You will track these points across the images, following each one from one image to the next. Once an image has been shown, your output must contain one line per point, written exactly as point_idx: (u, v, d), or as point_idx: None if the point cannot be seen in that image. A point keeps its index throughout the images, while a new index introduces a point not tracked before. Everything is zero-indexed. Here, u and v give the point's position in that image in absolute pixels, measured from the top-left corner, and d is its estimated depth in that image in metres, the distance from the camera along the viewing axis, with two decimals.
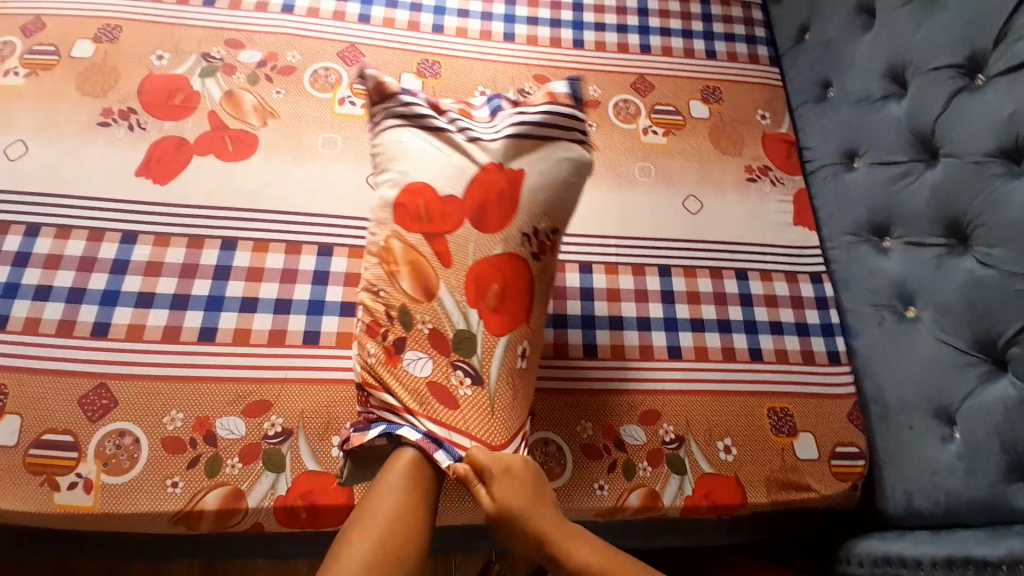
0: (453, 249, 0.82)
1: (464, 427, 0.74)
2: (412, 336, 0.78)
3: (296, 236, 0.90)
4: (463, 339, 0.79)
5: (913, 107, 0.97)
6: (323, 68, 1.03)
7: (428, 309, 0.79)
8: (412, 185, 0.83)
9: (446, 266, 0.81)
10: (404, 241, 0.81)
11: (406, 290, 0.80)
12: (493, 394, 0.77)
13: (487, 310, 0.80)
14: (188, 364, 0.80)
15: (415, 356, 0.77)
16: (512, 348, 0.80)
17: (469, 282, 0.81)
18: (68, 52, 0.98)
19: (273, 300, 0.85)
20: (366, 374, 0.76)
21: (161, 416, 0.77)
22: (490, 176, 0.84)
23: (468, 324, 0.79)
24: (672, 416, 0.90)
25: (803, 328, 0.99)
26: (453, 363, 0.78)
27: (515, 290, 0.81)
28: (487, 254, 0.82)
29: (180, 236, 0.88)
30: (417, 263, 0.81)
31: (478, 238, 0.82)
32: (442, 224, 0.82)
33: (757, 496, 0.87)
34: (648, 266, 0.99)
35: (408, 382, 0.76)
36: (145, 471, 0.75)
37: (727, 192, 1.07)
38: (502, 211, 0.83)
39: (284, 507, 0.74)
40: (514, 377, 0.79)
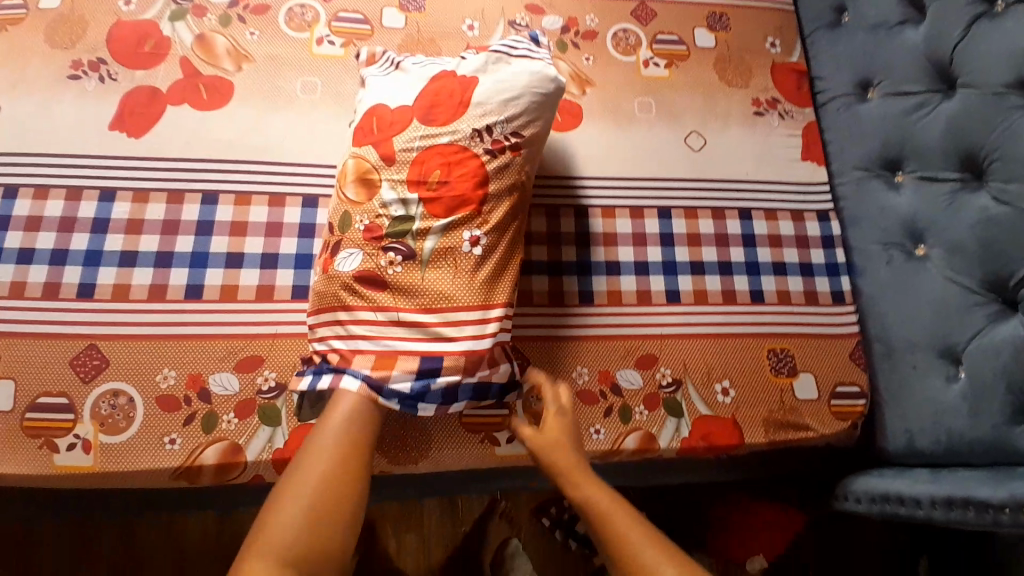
0: (397, 149, 0.78)
1: (393, 304, 0.74)
2: (349, 235, 0.77)
3: (278, 187, 0.87)
4: (402, 226, 0.76)
5: (932, 36, 0.94)
6: (299, 6, 0.97)
7: (368, 208, 0.77)
8: (370, 109, 0.83)
9: (389, 165, 0.78)
10: (355, 158, 0.80)
11: (351, 199, 0.79)
12: (427, 268, 0.75)
13: (428, 193, 0.76)
14: (178, 324, 0.80)
15: (347, 254, 0.76)
16: (452, 234, 0.76)
17: (413, 170, 0.77)
18: (36, 3, 0.93)
19: (259, 255, 0.84)
20: (316, 285, 0.78)
21: (154, 375, 0.78)
22: (444, 82, 0.81)
23: (407, 211, 0.76)
24: (670, 360, 0.89)
25: (806, 268, 0.97)
26: (383, 247, 0.75)
27: (461, 177, 0.77)
28: (432, 144, 0.78)
29: (158, 192, 0.86)
30: (363, 174, 0.79)
31: (423, 131, 0.78)
32: (390, 133, 0.79)
33: (755, 437, 0.87)
34: (646, 209, 0.96)
35: (339, 278, 0.75)
36: (141, 430, 0.76)
37: (730, 127, 1.02)
38: (450, 106, 0.79)
39: (282, 459, 0.76)
40: (457, 264, 0.76)
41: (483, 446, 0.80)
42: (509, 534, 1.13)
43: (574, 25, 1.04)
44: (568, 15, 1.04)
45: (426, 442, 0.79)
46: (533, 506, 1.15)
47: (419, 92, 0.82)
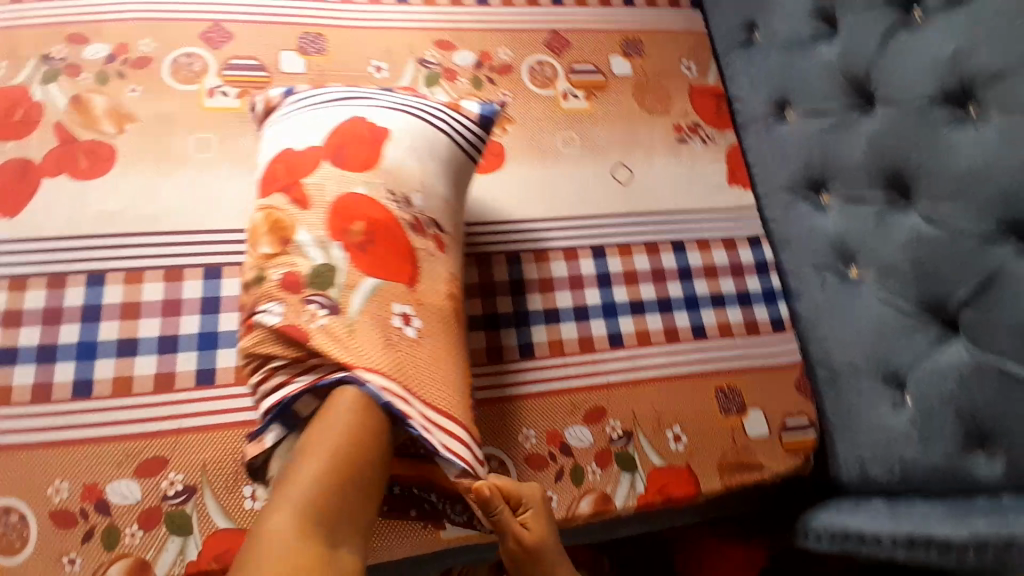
0: (309, 192, 0.72)
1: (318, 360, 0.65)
2: (265, 291, 0.67)
3: (174, 259, 0.79)
4: (323, 277, 0.68)
5: (845, 48, 0.90)
6: (184, 56, 0.87)
7: (286, 259, 0.69)
8: (276, 153, 0.75)
9: (304, 209, 0.71)
10: (263, 208, 0.72)
11: (264, 251, 0.69)
12: (353, 325, 0.67)
13: (352, 246, 0.70)
14: (70, 423, 0.71)
15: (264, 310, 0.66)
16: (382, 296, 0.69)
17: (333, 221, 0.70)
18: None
19: (156, 338, 0.75)
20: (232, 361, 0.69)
21: (45, 487, 0.69)
22: (353, 129, 0.76)
23: (330, 259, 0.69)
24: (618, 411, 0.85)
25: (745, 298, 0.95)
26: (304, 300, 0.66)
27: (386, 232, 0.71)
28: (349, 193, 0.72)
29: (38, 277, 0.76)
30: (275, 221, 0.71)
31: (335, 176, 0.73)
32: (298, 176, 0.73)
33: (712, 484, 0.84)
34: (579, 249, 0.92)
35: (256, 338, 0.66)
36: (37, 552, 0.68)
37: (658, 155, 0.99)
38: (362, 155, 0.74)
39: (197, 571, 0.68)
40: (389, 337, 0.67)
41: (427, 530, 0.75)
42: None
43: (488, 60, 0.97)
44: (481, 50, 0.98)
45: None
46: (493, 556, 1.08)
47: (327, 132, 0.76)
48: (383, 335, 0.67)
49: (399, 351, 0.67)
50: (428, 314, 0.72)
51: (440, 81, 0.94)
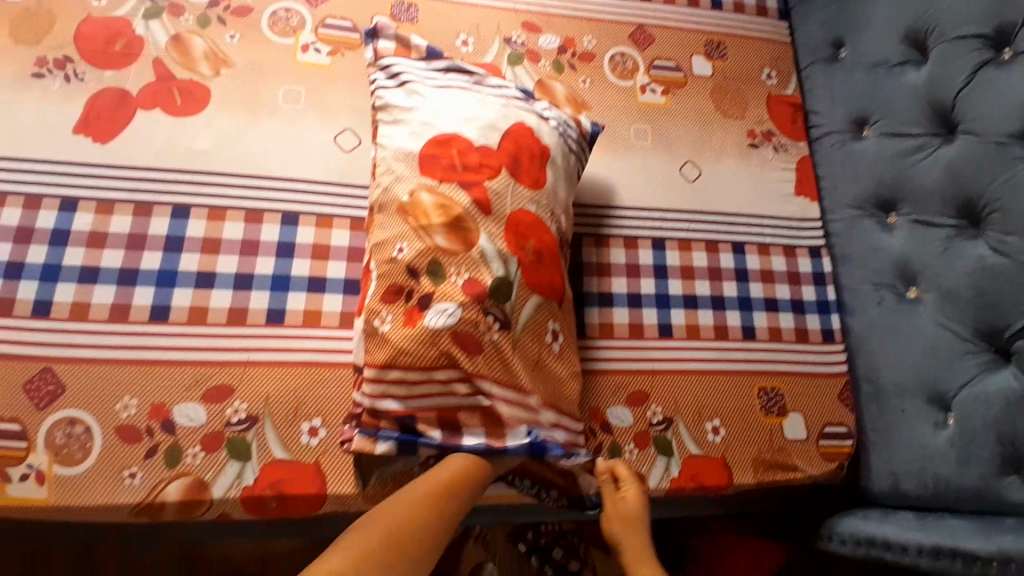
0: (490, 195, 0.78)
1: (486, 373, 0.73)
2: (445, 289, 0.73)
3: (256, 202, 0.82)
4: (503, 290, 0.75)
5: (933, 77, 0.92)
6: (284, 10, 0.91)
7: (465, 260, 0.74)
8: (442, 136, 0.80)
9: (485, 214, 0.77)
10: (435, 194, 0.76)
11: (440, 244, 0.74)
12: (519, 339, 0.75)
13: (525, 262, 0.77)
14: (140, 348, 0.74)
15: (441, 310, 0.72)
16: (544, 313, 0.78)
17: (510, 233, 0.77)
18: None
19: (233, 275, 0.79)
20: (387, 338, 0.72)
21: (113, 404, 0.72)
22: (521, 138, 0.82)
23: (507, 271, 0.75)
24: (661, 397, 0.86)
25: (798, 305, 0.96)
26: (484, 310, 0.73)
27: (550, 254, 0.80)
28: (523, 209, 0.79)
29: (125, 204, 0.79)
30: (452, 217, 0.76)
31: (512, 188, 0.79)
32: (476, 174, 0.78)
33: (745, 478, 0.85)
34: (640, 240, 0.93)
35: (430, 338, 0.71)
36: (99, 463, 0.71)
37: (726, 157, 1.01)
38: (533, 173, 0.81)
39: (252, 496, 0.71)
40: (543, 350, 0.78)
41: None
42: (483, 558, 1.09)
43: (571, 45, 1.01)
44: (565, 36, 1.01)
45: None
46: (508, 531, 1.12)
47: (498, 135, 0.81)
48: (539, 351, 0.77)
49: (550, 367, 0.78)
50: (567, 327, 0.82)
51: (522, 61, 0.98)
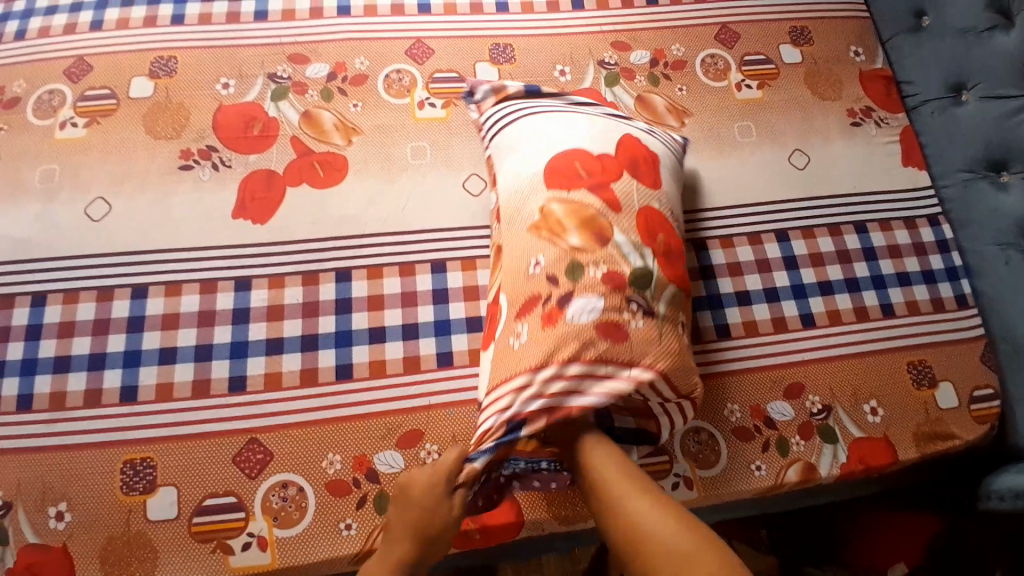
0: (619, 196, 0.79)
1: (633, 356, 0.72)
2: (585, 283, 0.74)
3: (407, 256, 0.88)
4: (644, 278, 0.75)
5: None
6: (395, 71, 0.97)
7: (603, 255, 0.75)
8: (567, 151, 0.81)
9: (617, 213, 0.78)
10: (566, 204, 0.78)
11: (575, 244, 0.75)
12: (662, 327, 0.75)
13: (658, 251, 0.78)
14: (332, 406, 0.81)
15: (584, 303, 0.73)
16: (676, 303, 0.78)
17: (643, 228, 0.78)
18: (125, 93, 0.94)
19: (401, 326, 0.85)
20: (532, 342, 0.72)
21: (320, 462, 0.79)
22: (635, 145, 0.84)
23: (644, 262, 0.76)
24: (816, 386, 0.88)
25: (929, 275, 0.97)
26: (625, 296, 0.74)
27: (675, 242, 0.80)
28: (649, 206, 0.80)
29: (293, 276, 0.86)
30: (586, 218, 0.77)
31: (638, 188, 0.80)
32: (603, 180, 0.79)
33: (908, 453, 0.87)
34: (764, 234, 0.96)
35: (578, 330, 0.71)
36: (316, 519, 0.77)
37: (833, 140, 1.02)
38: (651, 173, 0.83)
39: (458, 532, 0.78)
40: (681, 340, 0.77)
41: None
42: None
43: (662, 57, 1.03)
44: (654, 48, 1.04)
45: None
46: None
47: (612, 143, 0.83)
48: (677, 340, 0.77)
49: (688, 356, 0.78)
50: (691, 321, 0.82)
51: (619, 80, 1.00)
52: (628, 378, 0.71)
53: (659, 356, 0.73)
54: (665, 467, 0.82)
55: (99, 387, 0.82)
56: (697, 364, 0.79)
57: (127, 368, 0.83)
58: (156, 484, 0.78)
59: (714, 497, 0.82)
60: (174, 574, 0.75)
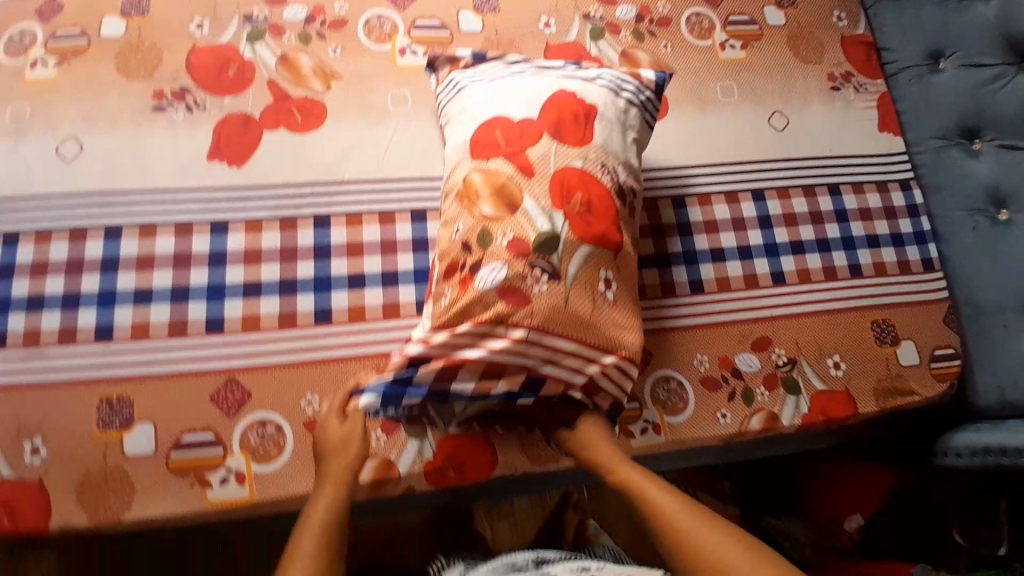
0: (533, 160, 0.79)
1: (535, 322, 0.75)
2: (491, 252, 0.76)
3: (386, 204, 0.89)
4: (550, 243, 0.76)
5: (1003, 13, 1.03)
6: (375, 17, 0.96)
7: (511, 223, 0.77)
8: (490, 119, 0.82)
9: (529, 177, 0.78)
10: (485, 172, 0.79)
11: (487, 213, 0.78)
12: (570, 290, 0.77)
13: (573, 214, 0.78)
14: (312, 349, 0.83)
15: (490, 269, 0.75)
16: (593, 264, 0.78)
17: (556, 190, 0.78)
18: (97, 31, 0.92)
19: (380, 274, 0.86)
20: (445, 310, 0.76)
21: (299, 402, 0.81)
22: (560, 102, 0.83)
23: (553, 226, 0.77)
24: (783, 339, 0.91)
25: (898, 239, 1.00)
26: (530, 263, 0.75)
27: (599, 202, 0.80)
28: (569, 165, 0.80)
29: (271, 220, 0.87)
30: (498, 187, 0.78)
31: (556, 149, 0.80)
32: (521, 144, 0.80)
33: (868, 406, 0.91)
34: (740, 194, 0.98)
35: (478, 299, 0.75)
36: (294, 456, 0.79)
37: (811, 104, 1.04)
38: (578, 131, 0.82)
39: (433, 469, 0.81)
40: (595, 301, 0.78)
41: (621, 439, 0.85)
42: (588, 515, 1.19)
43: (647, 13, 1.03)
44: (640, 4, 1.04)
45: None
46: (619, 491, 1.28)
47: (541, 102, 0.83)
48: (592, 303, 0.78)
49: (606, 315, 0.79)
50: (623, 280, 0.82)
51: (604, 35, 1.00)
52: (525, 338, 0.75)
53: (558, 319, 0.76)
54: (634, 413, 0.86)
55: (73, 326, 0.82)
56: (615, 323, 0.79)
57: (101, 308, 0.83)
58: (133, 420, 0.79)
59: (683, 442, 0.86)
60: (150, 506, 0.77)
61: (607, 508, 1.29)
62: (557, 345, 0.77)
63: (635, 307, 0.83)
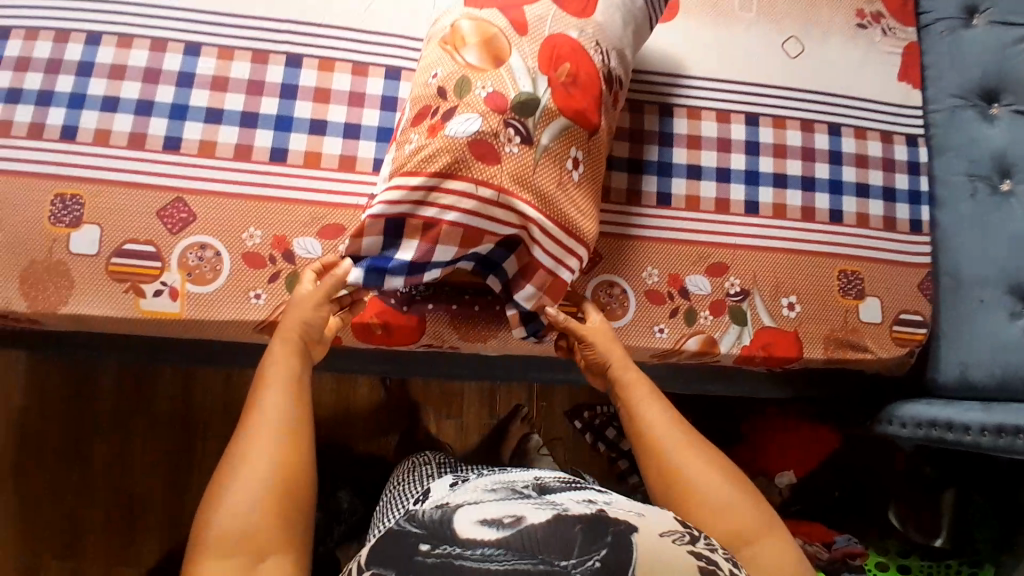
0: (529, 19, 0.75)
1: (499, 181, 0.71)
2: (468, 101, 0.72)
3: (362, 56, 0.88)
4: (528, 105, 0.73)
5: None
6: None
7: (493, 75, 0.73)
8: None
9: (521, 35, 0.74)
10: (474, 20, 0.75)
11: (471, 62, 0.74)
12: (540, 159, 0.73)
13: (557, 83, 0.74)
14: (263, 184, 0.83)
15: (464, 119, 0.71)
16: (567, 138, 0.75)
17: (544, 53, 0.74)
18: None
19: (343, 125, 0.85)
20: (410, 153, 0.73)
21: (240, 233, 0.81)
22: None
23: (535, 90, 0.73)
24: (740, 270, 0.89)
25: (890, 193, 0.95)
26: (505, 121, 0.72)
27: (587, 79, 0.76)
28: (563, 34, 0.76)
29: (244, 51, 0.86)
30: (488, 38, 0.74)
31: (554, 15, 0.76)
32: (519, 1, 0.76)
33: (814, 352, 0.89)
34: (733, 114, 0.93)
35: (447, 146, 0.71)
36: (227, 283, 0.80)
37: (831, 35, 0.97)
38: (580, 3, 0.78)
39: (360, 324, 0.81)
40: (562, 177, 0.75)
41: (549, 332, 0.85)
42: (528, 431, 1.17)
43: None
44: None
45: (497, 323, 0.84)
46: (566, 408, 1.25)
47: None
48: (558, 177, 0.75)
49: (569, 193, 0.76)
50: (590, 166, 0.79)
51: None
52: (482, 196, 0.71)
53: (526, 185, 0.72)
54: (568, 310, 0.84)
55: (42, 122, 0.82)
56: (576, 206, 0.76)
57: (69, 109, 0.83)
58: (82, 221, 0.80)
59: None
60: (84, 305, 0.78)
61: (554, 425, 1.26)
62: (519, 211, 0.72)
63: (595, 201, 0.81)
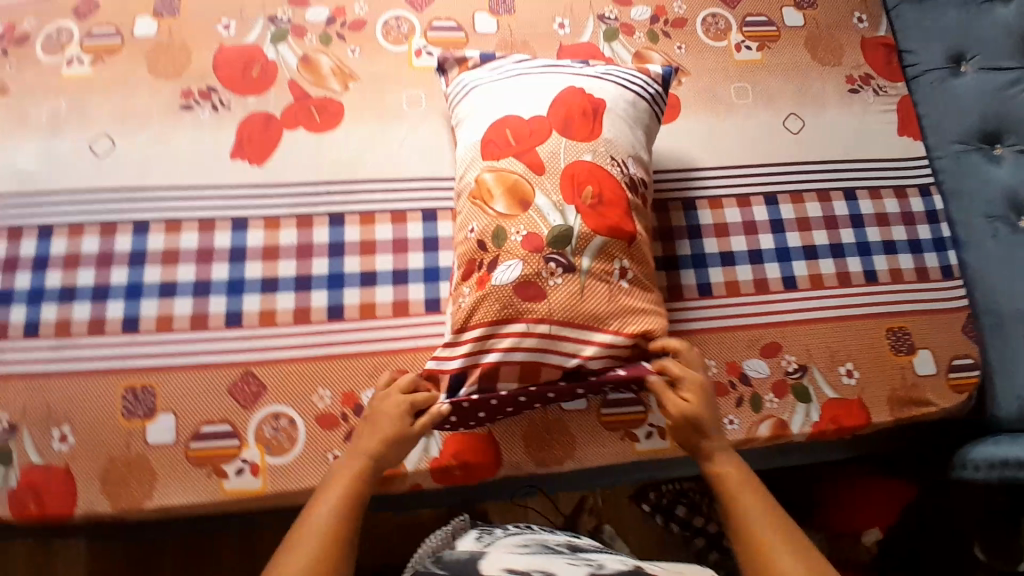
0: (544, 158, 0.79)
1: (552, 316, 0.76)
2: (507, 249, 0.77)
3: (399, 204, 0.92)
4: (562, 238, 0.76)
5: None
6: (394, 19, 1.00)
7: (524, 219, 0.77)
8: (498, 120, 0.82)
9: (540, 174, 0.79)
10: (496, 171, 0.80)
11: (501, 211, 0.78)
12: (586, 281, 0.77)
13: (584, 208, 0.78)
14: (325, 343, 0.85)
15: (505, 267, 0.76)
16: (606, 255, 0.78)
17: (566, 184, 0.78)
18: (129, 31, 0.97)
19: (391, 272, 0.89)
20: (467, 309, 0.77)
21: (310, 396, 0.83)
22: (569, 100, 0.83)
23: (565, 220, 0.77)
24: (793, 346, 0.91)
25: (915, 245, 0.98)
26: (545, 258, 0.76)
27: (611, 194, 0.80)
28: (578, 160, 0.80)
29: (288, 218, 0.90)
30: (510, 184, 0.79)
31: (566, 146, 0.80)
32: (532, 142, 0.80)
33: (881, 415, 0.90)
34: (753, 197, 0.97)
35: (499, 297, 0.76)
36: (305, 448, 0.81)
37: (827, 105, 1.03)
38: (587, 125, 0.81)
39: (439, 467, 0.82)
40: (611, 288, 0.78)
41: (625, 442, 0.86)
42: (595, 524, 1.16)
43: (663, 14, 1.05)
44: (656, 5, 1.05)
45: (571, 442, 0.86)
46: (631, 492, 1.25)
47: (550, 100, 0.83)
48: (608, 290, 0.78)
49: (622, 303, 0.79)
50: (637, 268, 0.81)
51: (617, 37, 1.02)
52: (539, 333, 0.76)
53: (577, 311, 0.76)
54: (639, 416, 0.87)
55: (103, 317, 0.85)
56: (633, 311, 0.79)
57: (128, 300, 0.85)
58: (155, 410, 0.81)
59: None
60: (168, 495, 0.79)
61: (623, 513, 1.24)
62: (574, 337, 0.77)
63: (650, 291, 0.82)
